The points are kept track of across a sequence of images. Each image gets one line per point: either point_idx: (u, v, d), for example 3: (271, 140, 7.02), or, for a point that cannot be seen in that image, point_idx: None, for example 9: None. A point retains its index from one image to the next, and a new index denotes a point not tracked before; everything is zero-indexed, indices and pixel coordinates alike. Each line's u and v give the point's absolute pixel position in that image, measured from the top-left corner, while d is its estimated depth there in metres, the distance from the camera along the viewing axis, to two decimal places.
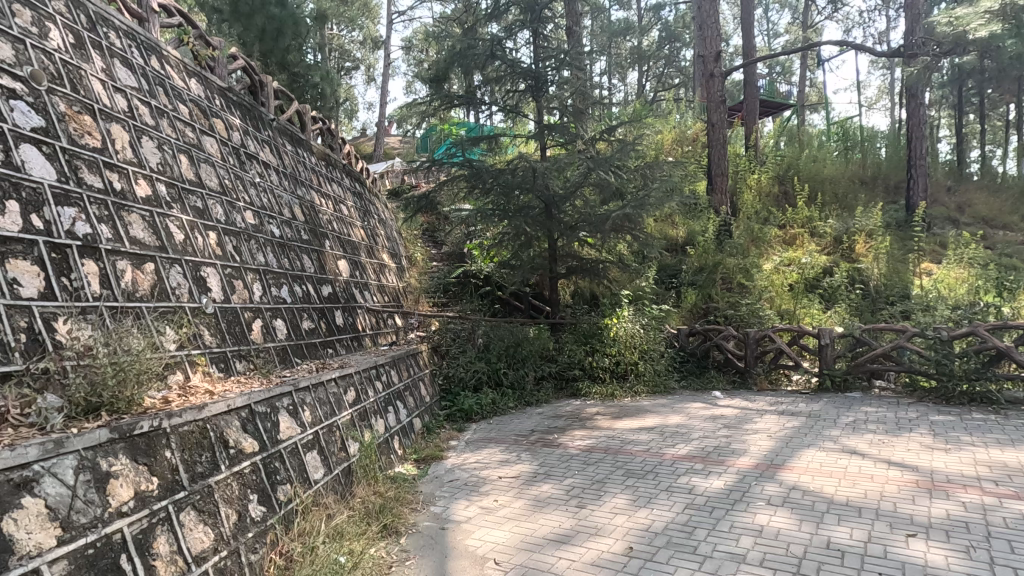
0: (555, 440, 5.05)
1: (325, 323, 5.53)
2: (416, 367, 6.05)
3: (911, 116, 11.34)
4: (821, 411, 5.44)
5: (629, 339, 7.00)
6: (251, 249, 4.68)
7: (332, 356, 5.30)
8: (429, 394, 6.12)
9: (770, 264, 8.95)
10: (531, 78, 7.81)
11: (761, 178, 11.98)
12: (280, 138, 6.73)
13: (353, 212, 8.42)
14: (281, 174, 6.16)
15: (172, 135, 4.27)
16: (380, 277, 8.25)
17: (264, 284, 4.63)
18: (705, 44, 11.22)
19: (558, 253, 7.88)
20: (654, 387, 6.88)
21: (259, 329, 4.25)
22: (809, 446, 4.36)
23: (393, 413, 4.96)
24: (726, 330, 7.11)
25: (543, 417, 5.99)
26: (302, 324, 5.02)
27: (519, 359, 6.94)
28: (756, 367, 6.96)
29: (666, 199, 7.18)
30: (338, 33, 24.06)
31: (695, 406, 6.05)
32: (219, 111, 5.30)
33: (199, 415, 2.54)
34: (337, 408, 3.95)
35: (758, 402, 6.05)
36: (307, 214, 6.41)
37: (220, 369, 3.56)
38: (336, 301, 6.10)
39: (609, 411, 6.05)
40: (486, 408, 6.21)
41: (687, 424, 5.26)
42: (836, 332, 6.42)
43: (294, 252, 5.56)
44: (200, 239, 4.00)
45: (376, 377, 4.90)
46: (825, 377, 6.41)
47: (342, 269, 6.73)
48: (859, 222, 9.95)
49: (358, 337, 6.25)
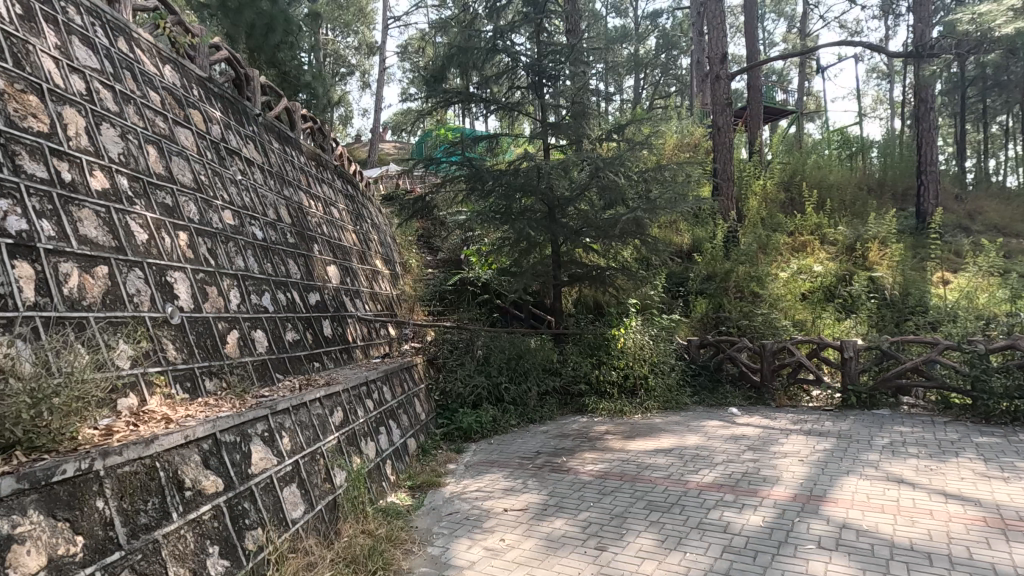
0: (564, 464, 4.59)
1: (312, 334, 5.07)
2: (409, 382, 5.60)
3: (921, 121, 11.06)
4: (851, 432, 5.01)
5: (636, 352, 6.63)
6: (229, 253, 4.22)
7: (318, 370, 4.82)
8: (425, 412, 5.68)
9: (782, 272, 8.56)
10: (533, 74, 7.39)
11: (766, 184, 11.53)
12: (267, 135, 6.29)
13: (345, 215, 7.97)
14: (266, 172, 5.70)
15: (139, 123, 3.81)
16: (373, 284, 7.77)
17: (243, 291, 4.17)
18: (711, 46, 10.92)
19: (562, 259, 7.45)
20: (665, 403, 6.44)
21: (235, 342, 3.79)
22: (848, 474, 3.92)
23: (385, 434, 4.50)
24: (740, 342, 6.72)
25: (548, 436, 5.53)
26: (286, 335, 4.56)
27: (521, 373, 6.46)
28: (773, 382, 6.53)
29: (678, 202, 6.78)
30: (333, 38, 23.72)
31: (712, 424, 5.61)
32: (197, 102, 4.84)
33: (146, 451, 2.08)
34: (323, 432, 3.49)
35: (780, 420, 5.62)
36: (294, 216, 5.95)
37: (185, 389, 3.09)
38: (324, 310, 5.63)
39: (619, 430, 5.60)
40: (487, 426, 5.74)
41: (708, 446, 4.82)
42: (860, 345, 6.00)
43: (279, 256, 5.10)
44: (167, 239, 3.53)
45: (366, 395, 4.44)
46: (849, 393, 5.98)
47: (332, 275, 6.27)
48: (872, 230, 9.59)
49: (348, 348, 5.78)
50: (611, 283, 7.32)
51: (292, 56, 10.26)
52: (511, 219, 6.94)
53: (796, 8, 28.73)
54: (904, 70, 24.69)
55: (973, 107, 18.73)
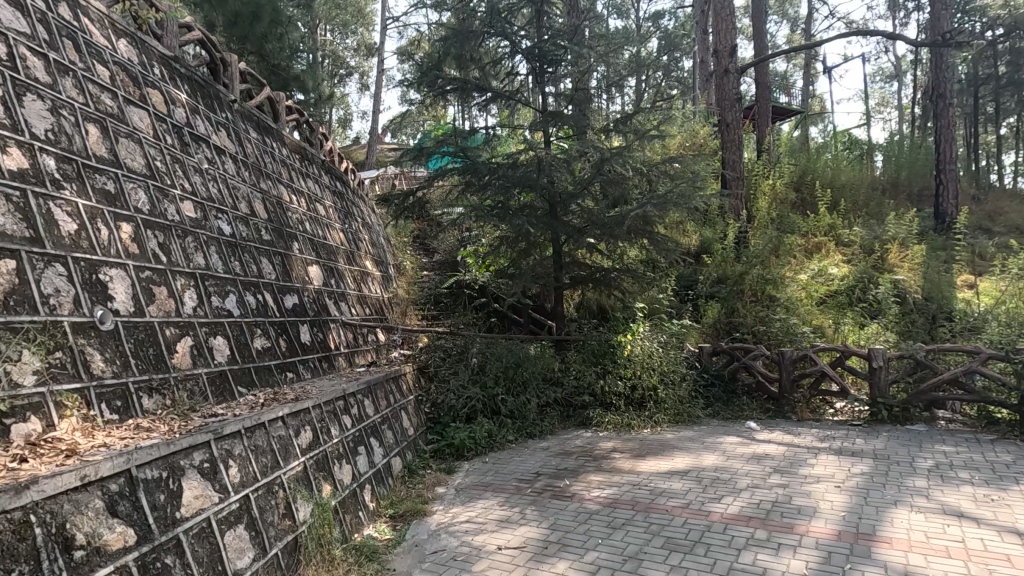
0: (567, 489, 4.06)
1: (285, 340, 4.56)
2: (395, 394, 5.09)
3: (939, 116, 10.59)
4: (888, 451, 4.48)
5: (644, 360, 6.11)
6: (186, 248, 3.72)
7: (291, 381, 4.31)
8: (412, 426, 5.18)
9: (797, 275, 8.06)
10: (534, 59, 6.87)
11: (776, 183, 10.99)
12: (244, 124, 5.78)
13: (332, 213, 7.47)
14: (240, 162, 5.20)
15: (78, 98, 3.31)
16: (361, 287, 7.26)
17: (202, 294, 3.66)
18: (720, 39, 10.44)
19: (564, 259, 6.94)
20: (676, 417, 5.92)
21: (187, 351, 3.27)
22: (896, 505, 3.39)
23: (364, 455, 3.98)
24: (755, 349, 6.20)
25: (549, 454, 5.00)
26: (255, 342, 4.06)
27: (520, 383, 5.92)
28: (793, 393, 5.99)
29: (690, 196, 6.24)
30: (332, 41, 23.35)
31: (729, 441, 5.09)
32: (157, 82, 4.33)
33: (16, 502, 1.59)
34: (284, 457, 2.97)
35: (804, 437, 5.10)
36: (271, 211, 5.44)
37: (113, 409, 2.57)
38: (303, 314, 5.12)
39: (628, 447, 5.07)
40: (482, 442, 5.20)
41: (729, 467, 4.29)
42: (891, 354, 5.45)
43: (249, 254, 4.59)
44: (104, 231, 3.02)
45: (343, 411, 3.92)
46: (880, 407, 5.43)
47: (313, 276, 5.75)
48: (890, 230, 9.10)
49: (329, 356, 5.27)
50: (616, 285, 6.79)
51: (281, 48, 9.78)
52: (510, 215, 6.42)
53: (799, 10, 28.38)
54: (911, 71, 24.28)
55: (983, 107, 18.32)
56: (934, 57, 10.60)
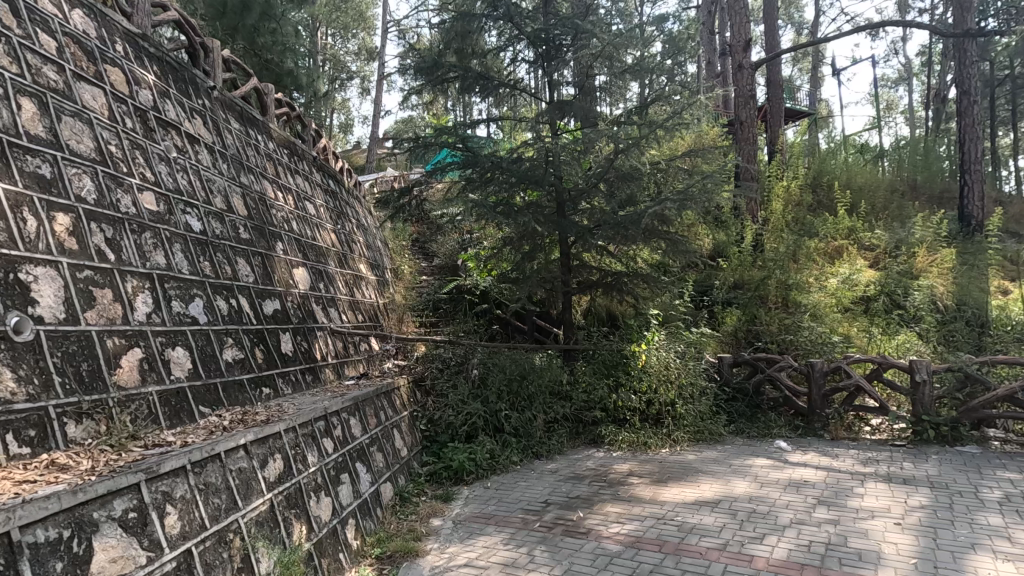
0: (581, 524, 3.53)
1: (263, 351, 4.05)
2: (386, 411, 4.57)
3: (963, 114, 10.10)
4: (945, 479, 3.94)
5: (661, 372, 5.59)
6: (142, 245, 3.22)
7: (267, 398, 3.80)
8: (405, 446, 4.66)
9: (819, 279, 7.54)
10: (541, 44, 6.30)
11: (791, 184, 10.49)
12: (224, 113, 5.29)
13: (323, 212, 6.97)
14: (217, 153, 4.71)
15: (9, 68, 2.82)
16: (354, 292, 6.75)
17: (159, 297, 3.16)
18: (734, 33, 9.97)
19: (571, 262, 6.44)
20: (697, 435, 5.39)
21: (135, 365, 2.76)
22: (975, 550, 2.86)
23: (347, 484, 3.46)
24: (782, 360, 5.69)
25: (558, 479, 4.48)
26: (224, 354, 3.55)
27: (525, 398, 5.37)
28: (825, 409, 5.46)
29: (712, 192, 5.71)
30: (331, 43, 22.88)
31: (760, 464, 4.56)
32: (119, 59, 3.85)
33: None
34: (244, 495, 2.45)
35: (843, 459, 4.57)
36: (252, 208, 4.95)
37: (24, 440, 2.09)
38: (284, 321, 4.61)
39: (646, 471, 4.55)
40: (483, 464, 4.68)
41: (766, 498, 3.75)
42: (936, 367, 4.93)
43: (222, 254, 4.09)
44: (32, 222, 2.53)
45: (323, 433, 3.40)
46: (925, 426, 4.90)
47: (299, 279, 5.26)
48: (916, 233, 8.59)
49: (314, 368, 4.76)
50: (629, 290, 6.27)
51: (274, 41, 9.33)
52: (514, 214, 5.90)
53: (805, 15, 28.02)
54: (921, 74, 23.83)
55: (999, 108, 17.84)
56: (957, 51, 10.10)
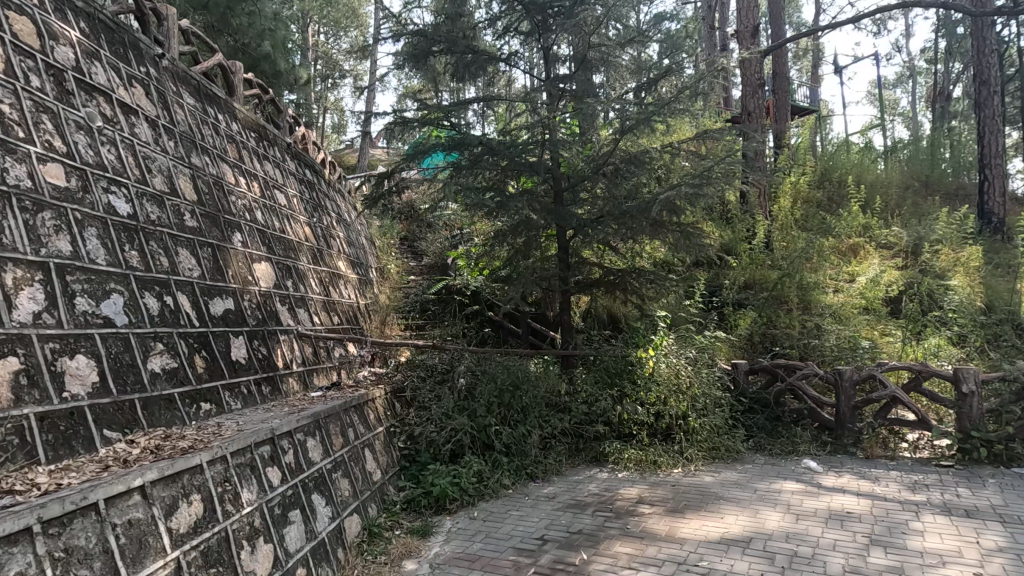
0: (584, 570, 2.90)
1: (205, 359, 3.40)
2: (356, 428, 3.93)
3: (981, 106, 9.54)
4: (1014, 511, 3.34)
5: (671, 380, 4.98)
6: (36, 227, 2.57)
7: (206, 416, 3.15)
8: (379, 469, 4.02)
9: (837, 281, 6.95)
10: (535, 13, 5.56)
11: (800, 180, 9.93)
12: (176, 85, 4.63)
13: (295, 204, 6.32)
14: (161, 128, 4.06)
15: None
16: (329, 291, 6.10)
17: (55, 292, 2.52)
18: (741, 17, 9.38)
19: (570, 259, 5.81)
20: (712, 452, 4.77)
21: (5, 382, 2.13)
22: None
23: (299, 524, 2.81)
24: (806, 367, 5.07)
25: (557, 508, 3.83)
26: (149, 363, 2.90)
27: (518, 410, 4.72)
28: (856, 423, 4.85)
29: (729, 178, 5.09)
30: (322, 39, 22.13)
31: (790, 489, 3.93)
32: (28, 7, 3.19)
33: None
34: (131, 561, 1.81)
35: (885, 483, 3.96)
36: (204, 192, 4.30)
37: None
38: (237, 323, 3.96)
39: (658, 497, 3.92)
40: (470, 489, 4.04)
41: (806, 536, 3.13)
42: (984, 377, 4.35)
43: (159, 242, 3.45)
44: None
45: (268, 461, 2.75)
46: (975, 444, 4.30)
47: (260, 275, 4.61)
48: (938, 230, 7.93)
49: (273, 378, 4.11)
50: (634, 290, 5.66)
51: (249, 23, 8.68)
52: (506, 204, 5.28)
53: (802, 17, 27.65)
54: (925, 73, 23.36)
55: (1007, 106, 17.33)
56: (975, 39, 9.54)
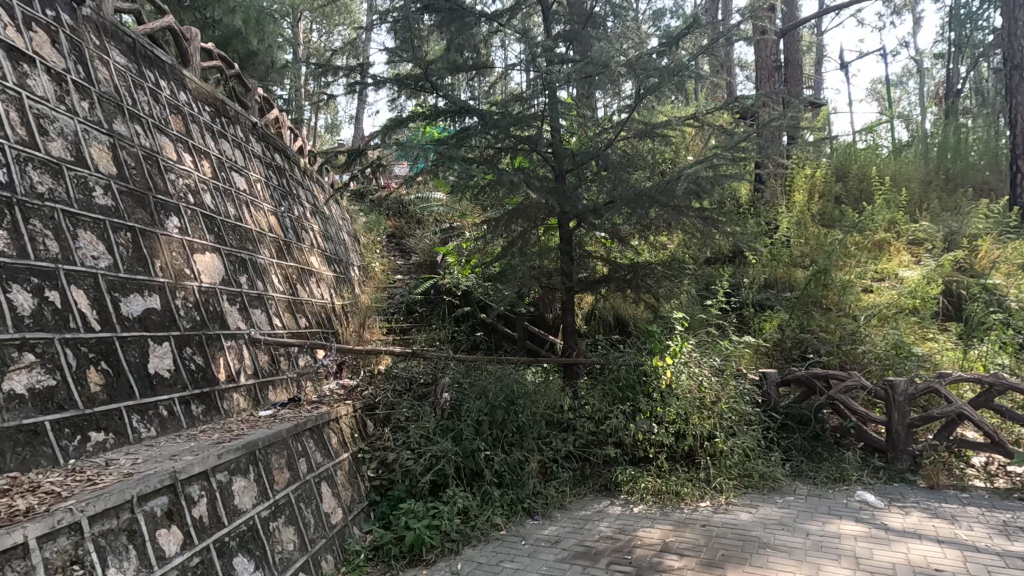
0: None
1: (105, 373, 2.60)
2: (311, 458, 3.14)
3: (1014, 91, 8.81)
4: None
5: (693, 394, 4.20)
6: None
7: (96, 452, 2.37)
8: (339, 508, 3.23)
9: (870, 280, 6.20)
10: None
11: (816, 173, 9.20)
12: (101, 39, 3.84)
13: (259, 189, 5.53)
14: (68, 82, 3.26)
15: None
16: (296, 289, 5.30)
17: None
18: None
19: (574, 252, 5.03)
20: (745, 479, 4.00)
21: None
22: None
23: None
24: (851, 378, 4.29)
25: (563, 559, 3.04)
26: (4, 382, 2.14)
27: (513, 431, 3.95)
28: (913, 446, 4.08)
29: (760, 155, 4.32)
30: (314, 36, 21.34)
31: (852, 533, 3.16)
32: None
33: None
34: None
35: (969, 524, 3.18)
36: (128, 164, 3.51)
37: None
38: (161, 325, 3.15)
39: (687, 542, 3.15)
40: (453, 532, 3.25)
41: None
42: None
43: (44, 218, 2.64)
44: None
45: (162, 520, 1.97)
46: None
47: (202, 269, 3.81)
48: (973, 223, 7.21)
49: (211, 394, 3.33)
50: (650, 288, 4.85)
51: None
52: (496, 187, 4.52)
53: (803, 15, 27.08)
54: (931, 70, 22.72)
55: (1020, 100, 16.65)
56: (1007, 19, 8.80)
